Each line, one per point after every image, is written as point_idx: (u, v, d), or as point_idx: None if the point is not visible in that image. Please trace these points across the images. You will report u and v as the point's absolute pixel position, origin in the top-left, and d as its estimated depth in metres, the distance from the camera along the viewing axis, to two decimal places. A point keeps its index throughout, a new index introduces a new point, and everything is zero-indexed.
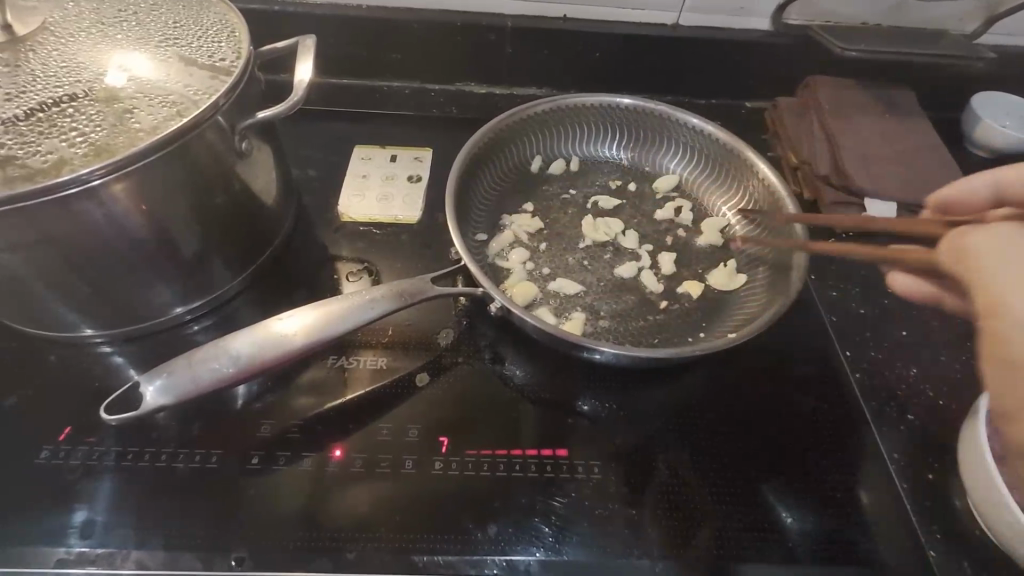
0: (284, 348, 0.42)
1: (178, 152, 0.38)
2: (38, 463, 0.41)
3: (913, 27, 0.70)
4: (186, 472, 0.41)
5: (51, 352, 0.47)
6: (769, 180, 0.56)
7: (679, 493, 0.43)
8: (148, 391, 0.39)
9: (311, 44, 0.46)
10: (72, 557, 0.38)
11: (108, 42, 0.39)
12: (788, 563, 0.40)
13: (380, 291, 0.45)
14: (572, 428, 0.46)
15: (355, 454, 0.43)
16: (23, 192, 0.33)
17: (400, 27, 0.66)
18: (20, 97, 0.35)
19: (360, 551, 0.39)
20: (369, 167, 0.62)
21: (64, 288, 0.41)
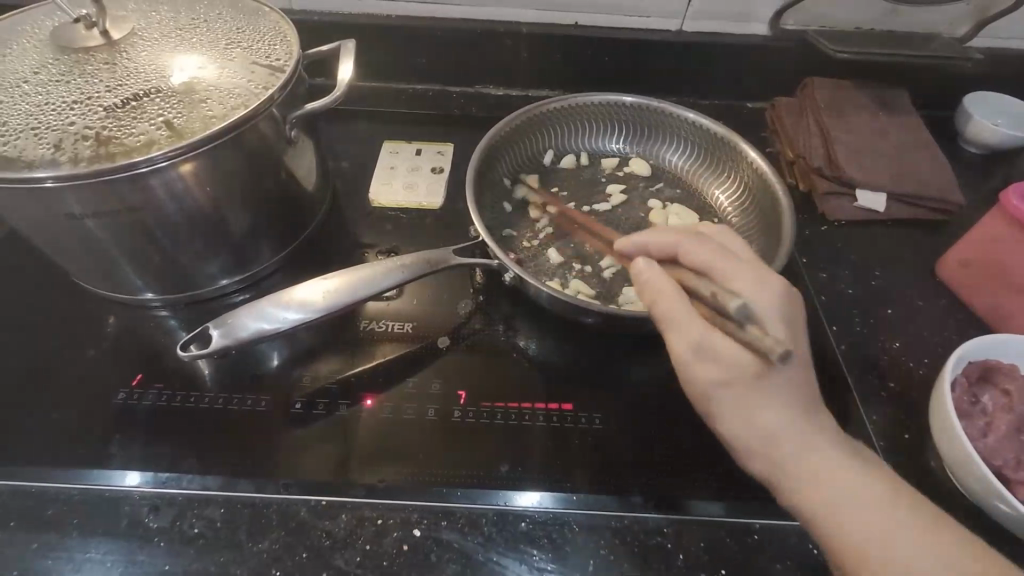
0: (325, 306, 0.48)
1: (242, 136, 0.45)
2: (116, 403, 0.48)
3: (904, 31, 0.74)
4: (242, 413, 0.48)
5: (123, 313, 0.54)
6: (760, 168, 0.61)
7: (674, 444, 0.48)
8: (215, 335, 0.46)
9: (352, 46, 0.53)
10: (147, 478, 0.44)
11: (186, 45, 0.46)
12: (771, 502, 0.45)
13: (408, 259, 0.51)
14: (577, 387, 0.51)
15: (385, 402, 0.49)
16: (121, 164, 0.40)
17: (425, 33, 0.73)
18: (118, 88, 0.43)
19: (390, 482, 0.44)
20: (396, 159, 0.69)
21: (140, 255, 0.48)
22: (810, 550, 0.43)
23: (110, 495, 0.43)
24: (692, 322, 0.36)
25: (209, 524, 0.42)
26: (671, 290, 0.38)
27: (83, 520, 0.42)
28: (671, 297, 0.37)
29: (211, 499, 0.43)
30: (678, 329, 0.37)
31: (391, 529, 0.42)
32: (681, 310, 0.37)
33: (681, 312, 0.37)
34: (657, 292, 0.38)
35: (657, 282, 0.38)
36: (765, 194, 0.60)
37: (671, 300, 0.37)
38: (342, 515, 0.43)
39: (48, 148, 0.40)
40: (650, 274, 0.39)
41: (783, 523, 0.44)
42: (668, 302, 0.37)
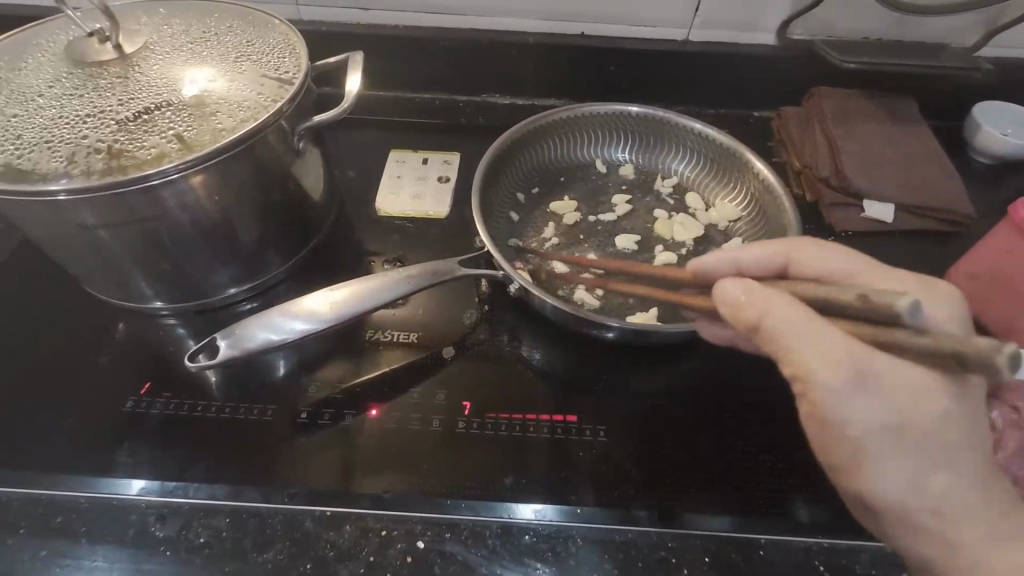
0: (332, 316, 0.48)
1: (251, 147, 0.45)
2: (125, 411, 0.48)
3: (912, 41, 0.74)
4: (248, 423, 0.48)
5: (132, 321, 0.55)
6: (767, 179, 0.61)
7: (679, 457, 0.48)
8: (223, 345, 0.46)
9: (360, 58, 0.53)
10: (154, 487, 0.44)
11: (197, 59, 0.47)
12: (777, 517, 0.44)
13: (414, 269, 0.52)
14: (582, 398, 0.51)
15: (390, 413, 0.49)
16: (133, 176, 0.40)
17: (432, 44, 0.73)
18: (130, 102, 0.43)
19: (395, 493, 0.44)
20: (403, 169, 0.69)
21: (150, 265, 0.49)
22: (815, 566, 0.42)
23: (118, 504, 0.43)
24: (835, 339, 0.32)
25: (215, 533, 0.42)
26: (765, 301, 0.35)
27: (91, 528, 0.42)
28: (775, 308, 0.34)
29: (217, 509, 0.43)
30: (819, 336, 0.33)
31: (395, 541, 0.42)
32: (791, 313, 0.34)
33: (810, 325, 0.33)
34: (755, 300, 0.35)
35: (751, 293, 0.36)
36: (772, 205, 0.60)
37: (771, 303, 0.35)
38: (346, 525, 0.43)
39: (61, 161, 0.40)
40: (734, 286, 0.37)
41: (789, 539, 0.43)
42: (782, 316, 0.34)
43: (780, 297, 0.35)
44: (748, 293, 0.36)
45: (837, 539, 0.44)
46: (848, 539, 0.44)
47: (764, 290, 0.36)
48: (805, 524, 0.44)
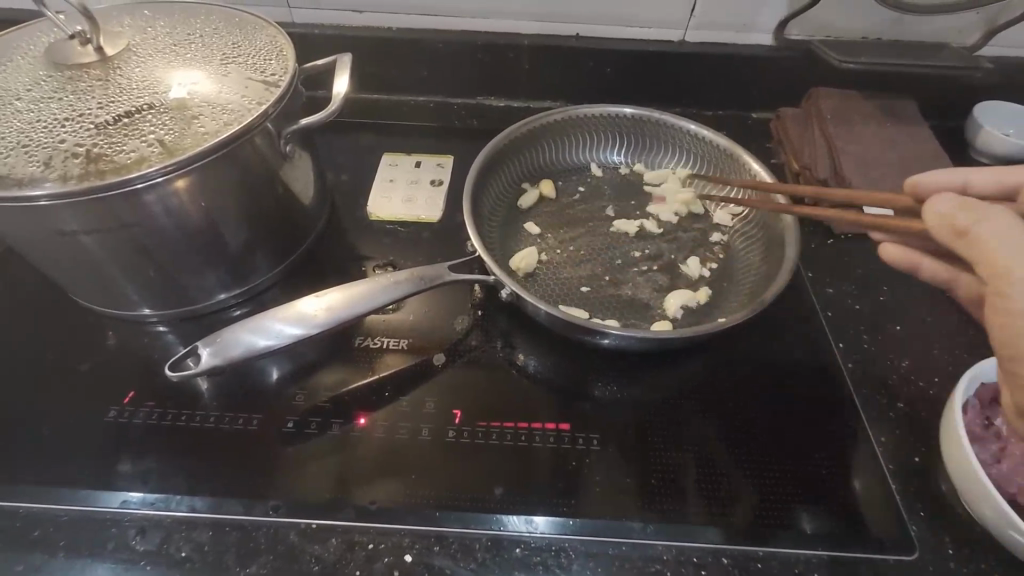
0: (318, 322, 0.47)
1: (235, 151, 0.44)
2: (107, 421, 0.47)
3: (913, 40, 0.73)
4: (230, 433, 0.47)
5: (118, 329, 0.54)
6: (764, 181, 0.60)
7: (673, 467, 0.46)
8: (204, 353, 0.45)
9: (347, 61, 0.53)
10: (133, 500, 0.43)
11: (180, 61, 0.46)
12: (783, 527, 0.43)
13: (402, 275, 0.51)
14: (575, 407, 0.50)
15: (379, 422, 0.48)
16: (110, 181, 0.39)
17: (426, 46, 0.73)
18: (110, 105, 0.42)
19: (380, 504, 0.43)
20: (395, 172, 0.68)
21: (133, 272, 0.48)
22: None
23: (96, 517, 0.42)
24: (1020, 228, 0.35)
25: (197, 547, 0.41)
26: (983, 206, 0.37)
27: (70, 542, 0.41)
28: (987, 218, 0.36)
29: (199, 522, 0.42)
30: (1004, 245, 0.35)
31: (382, 554, 0.41)
32: (1013, 223, 0.35)
33: (1014, 229, 0.35)
34: (968, 209, 0.37)
35: (969, 206, 0.37)
36: (768, 207, 0.59)
37: (979, 209, 0.37)
38: (331, 538, 0.42)
39: (38, 165, 0.40)
40: (945, 202, 0.38)
41: (789, 552, 0.42)
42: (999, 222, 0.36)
43: (1000, 211, 0.36)
44: (958, 206, 0.38)
45: (840, 552, 0.42)
46: (846, 552, 0.42)
47: (980, 203, 0.37)
48: (812, 535, 0.43)
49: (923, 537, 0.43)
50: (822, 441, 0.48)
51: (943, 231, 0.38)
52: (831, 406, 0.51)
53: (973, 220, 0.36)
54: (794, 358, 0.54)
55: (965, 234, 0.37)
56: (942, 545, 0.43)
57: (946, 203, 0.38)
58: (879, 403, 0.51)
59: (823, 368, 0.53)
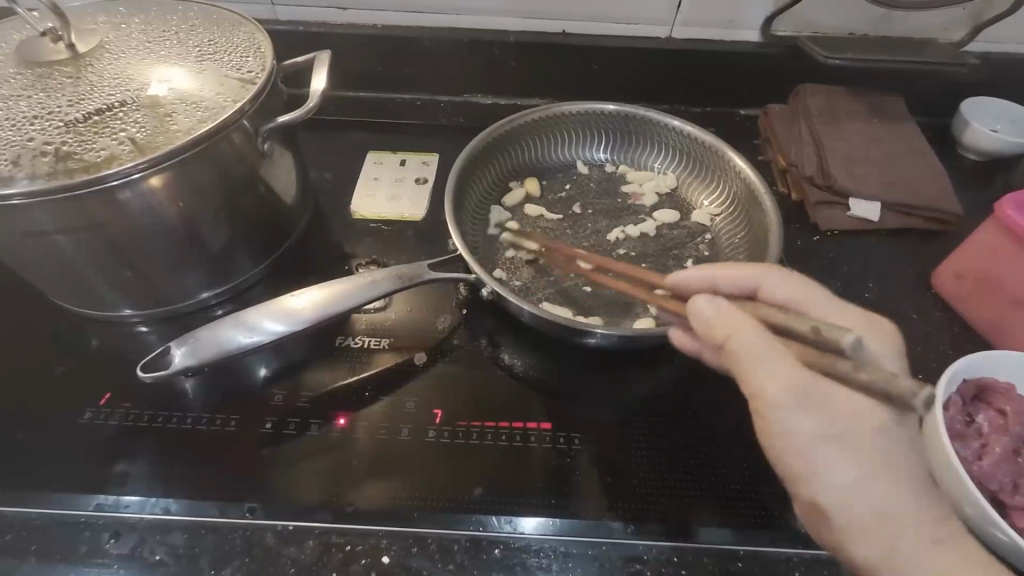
0: (295, 322, 0.47)
1: (209, 149, 0.44)
2: (83, 423, 0.47)
3: (900, 36, 0.73)
4: (208, 433, 0.46)
5: (96, 329, 0.53)
6: (748, 177, 0.60)
7: (655, 465, 0.46)
8: (178, 354, 0.45)
9: (326, 58, 0.52)
10: (108, 502, 0.43)
11: (154, 58, 0.46)
12: (774, 527, 0.43)
13: (382, 274, 0.50)
14: (557, 405, 0.49)
15: (358, 422, 0.47)
16: (80, 180, 0.39)
17: (411, 44, 0.72)
18: (80, 103, 0.42)
19: (358, 505, 0.43)
20: (380, 170, 0.68)
21: (108, 272, 0.47)
22: None
23: (69, 520, 0.42)
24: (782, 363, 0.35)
25: (171, 550, 0.40)
26: (741, 326, 0.37)
27: (42, 545, 0.41)
28: (739, 332, 0.37)
29: (174, 525, 0.42)
30: (762, 365, 0.35)
31: (358, 556, 0.41)
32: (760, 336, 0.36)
33: (760, 343, 0.36)
34: (723, 321, 0.38)
35: (721, 314, 0.38)
36: (751, 202, 0.59)
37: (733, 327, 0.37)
38: (308, 540, 0.41)
39: (6, 165, 0.39)
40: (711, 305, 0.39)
41: (768, 550, 0.42)
42: (746, 340, 0.36)
43: (753, 326, 0.37)
44: (718, 313, 0.38)
45: (822, 549, 0.42)
46: (827, 549, 0.42)
47: (732, 310, 0.38)
48: (802, 534, 0.43)
49: None
50: None
51: (707, 334, 0.39)
52: None
53: (738, 345, 0.37)
54: None
55: (722, 352, 0.38)
56: None
57: (704, 306, 0.39)
58: None
59: None
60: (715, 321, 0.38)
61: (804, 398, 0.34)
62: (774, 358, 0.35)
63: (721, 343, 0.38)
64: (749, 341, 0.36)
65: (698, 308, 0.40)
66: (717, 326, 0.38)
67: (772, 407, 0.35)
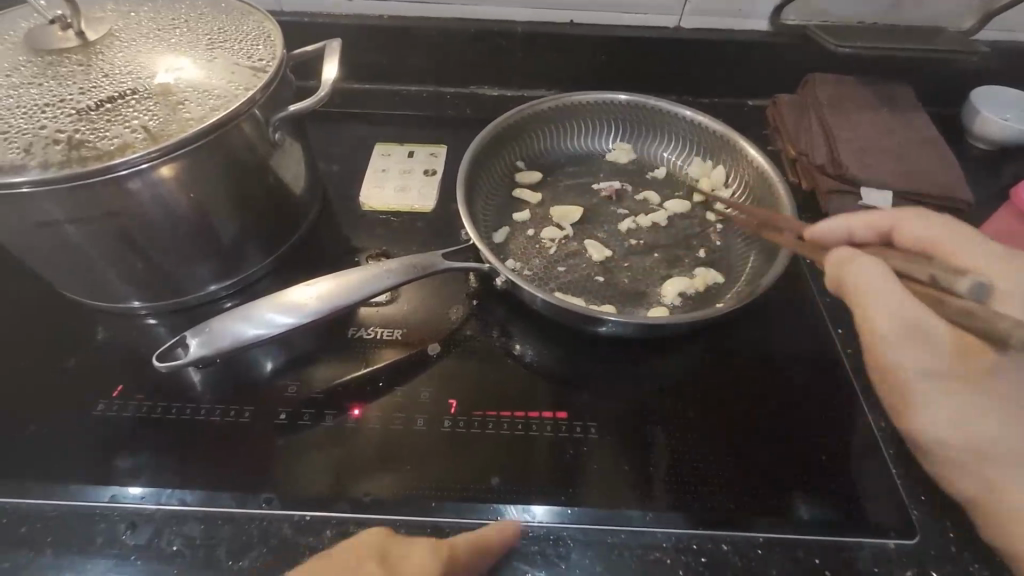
0: (308, 312, 0.46)
1: (222, 138, 0.43)
2: (95, 415, 0.47)
3: (909, 24, 0.72)
4: (222, 425, 0.46)
5: (106, 322, 0.53)
6: (760, 166, 0.60)
7: (672, 454, 0.46)
8: (191, 344, 0.44)
9: (337, 46, 0.52)
10: (123, 494, 0.42)
11: (164, 46, 0.45)
12: (780, 514, 0.43)
13: (395, 263, 0.50)
14: (572, 395, 0.49)
15: (373, 412, 0.47)
16: (94, 168, 0.38)
17: (418, 35, 0.72)
18: (91, 91, 0.41)
19: (375, 495, 0.43)
20: (388, 162, 0.67)
21: (120, 263, 0.47)
22: (815, 565, 0.41)
23: (84, 512, 0.41)
24: (896, 291, 0.37)
25: (188, 541, 0.40)
26: (868, 271, 0.38)
27: (58, 536, 0.40)
28: (869, 273, 0.38)
29: (190, 516, 0.41)
30: (879, 297, 0.37)
31: None
32: (874, 271, 0.38)
33: (883, 286, 0.37)
34: (855, 271, 0.38)
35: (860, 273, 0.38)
36: (764, 191, 0.59)
37: (863, 267, 0.38)
38: (325, 530, 0.41)
39: (17, 153, 0.39)
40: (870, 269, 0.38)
41: (788, 538, 0.42)
42: (879, 281, 0.37)
43: (876, 266, 0.38)
44: (851, 258, 0.39)
45: (841, 537, 0.42)
46: (846, 537, 0.42)
47: (873, 266, 0.38)
48: (807, 521, 0.43)
49: (923, 521, 0.43)
50: (822, 428, 0.48)
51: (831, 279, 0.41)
52: (831, 392, 0.50)
53: (852, 282, 0.39)
54: (793, 344, 0.53)
55: (849, 294, 0.39)
56: (942, 528, 0.43)
57: (840, 253, 0.40)
58: (877, 387, 0.51)
59: (823, 355, 0.53)
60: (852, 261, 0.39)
61: (930, 347, 0.37)
62: (892, 302, 0.37)
63: (845, 289, 0.39)
64: (872, 279, 0.37)
65: (835, 256, 0.40)
66: (841, 277, 0.40)
67: (890, 356, 0.39)
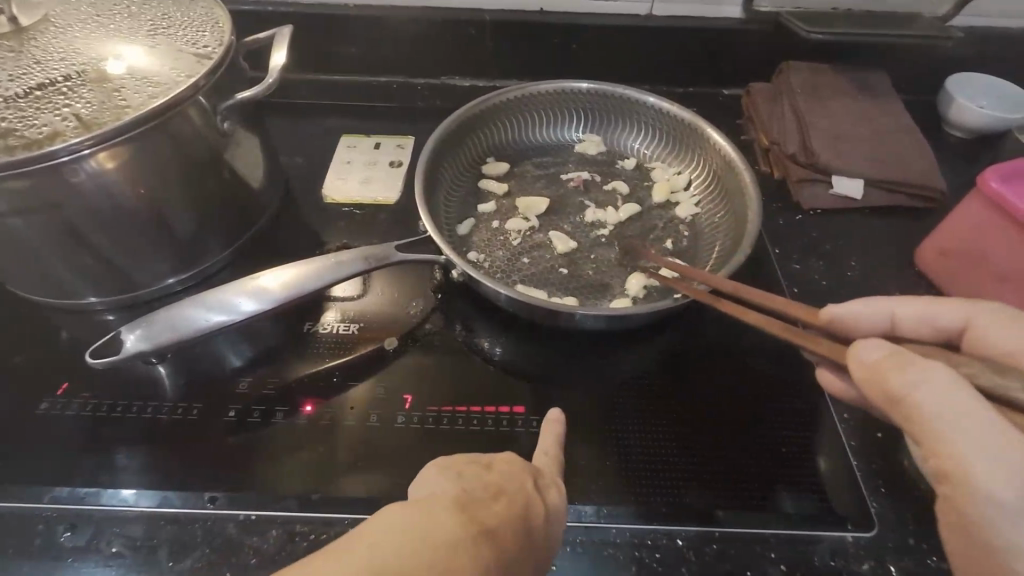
0: (255, 305, 0.45)
1: (162, 127, 0.42)
2: (39, 414, 0.45)
3: (884, 11, 0.71)
4: (170, 422, 0.45)
5: (55, 318, 0.51)
6: (728, 154, 0.58)
7: (630, 447, 0.45)
8: (131, 338, 0.43)
9: (288, 33, 0.50)
10: (65, 494, 0.41)
11: (103, 32, 0.44)
12: (765, 510, 0.42)
13: (347, 254, 0.48)
14: (532, 389, 0.48)
15: (326, 409, 0.46)
16: (20, 157, 0.37)
17: (384, 24, 0.70)
18: (22, 78, 0.40)
19: (323, 494, 0.42)
20: (354, 154, 0.66)
21: (62, 257, 0.45)
22: (771, 559, 0.40)
23: (23, 513, 0.40)
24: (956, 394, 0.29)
25: (129, 542, 0.39)
26: (915, 366, 0.30)
27: None
28: (928, 381, 0.30)
29: (133, 516, 0.40)
30: (943, 415, 0.29)
31: (324, 545, 0.40)
32: (894, 352, 0.31)
33: (951, 397, 0.29)
34: (900, 369, 0.31)
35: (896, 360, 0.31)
36: (731, 179, 0.58)
37: (910, 371, 0.30)
38: (271, 530, 0.40)
39: None
40: (871, 348, 0.32)
41: (746, 531, 0.41)
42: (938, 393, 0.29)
43: (932, 368, 0.30)
44: (888, 357, 0.31)
45: (799, 530, 0.41)
46: (804, 530, 0.41)
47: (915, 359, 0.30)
48: (794, 516, 0.42)
49: (883, 513, 0.42)
50: (785, 419, 0.47)
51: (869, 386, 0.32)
52: (795, 383, 0.49)
53: (903, 387, 0.30)
54: (759, 335, 0.53)
55: (899, 404, 0.31)
56: (902, 521, 0.42)
57: (874, 352, 0.32)
58: None
59: (788, 346, 0.52)
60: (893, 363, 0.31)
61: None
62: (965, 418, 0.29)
63: (892, 395, 0.31)
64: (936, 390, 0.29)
65: (862, 356, 0.32)
66: (884, 376, 0.31)
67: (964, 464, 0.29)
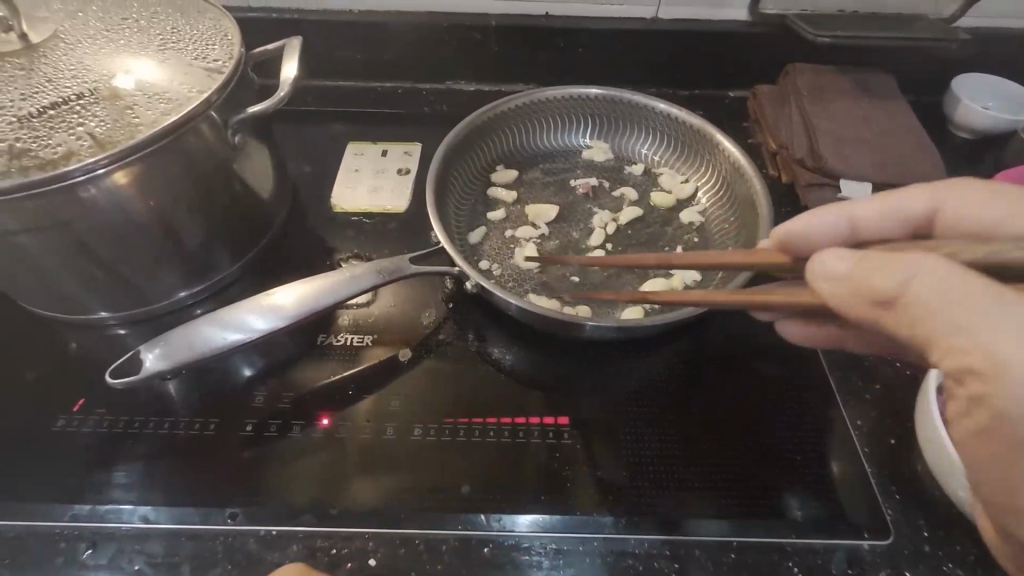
0: (271, 321, 0.45)
1: (174, 143, 0.42)
2: (55, 431, 0.45)
3: (889, 12, 0.71)
4: (187, 438, 0.45)
5: (68, 333, 0.51)
6: (738, 160, 0.59)
7: (648, 457, 0.45)
8: (149, 357, 0.43)
9: (298, 44, 0.50)
10: (84, 512, 0.41)
11: (113, 47, 0.44)
12: (783, 519, 0.42)
13: (362, 268, 0.49)
14: (547, 399, 0.48)
15: (342, 422, 0.46)
16: (36, 178, 0.37)
17: (389, 30, 0.70)
18: (35, 96, 0.40)
19: (343, 508, 0.42)
20: (361, 161, 0.66)
21: (75, 274, 0.45)
22: (789, 568, 0.40)
23: (44, 532, 0.40)
24: (951, 268, 0.27)
25: (150, 559, 0.39)
26: (890, 260, 0.29)
27: (16, 558, 0.39)
28: (916, 272, 0.28)
29: (153, 532, 0.40)
30: (943, 305, 0.27)
31: (345, 559, 0.40)
32: (941, 267, 0.27)
33: (945, 282, 0.27)
34: (866, 272, 0.29)
35: (860, 264, 0.30)
36: (741, 185, 0.58)
37: (896, 266, 0.29)
38: (292, 545, 0.40)
39: None
40: (838, 258, 0.30)
41: (764, 541, 0.41)
42: (930, 282, 0.28)
43: (916, 257, 0.28)
44: (856, 263, 0.30)
45: (815, 538, 0.42)
46: (821, 538, 0.42)
47: (867, 255, 0.30)
48: (807, 523, 0.42)
49: (898, 520, 0.43)
50: (799, 427, 0.47)
51: (845, 305, 0.30)
52: (808, 390, 0.50)
53: (892, 285, 0.29)
54: (771, 342, 0.53)
55: (893, 303, 0.29)
56: (917, 528, 0.43)
57: (831, 264, 0.30)
58: (855, 384, 0.50)
59: (800, 353, 0.52)
60: (859, 275, 0.30)
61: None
62: (957, 300, 0.27)
63: (880, 298, 0.29)
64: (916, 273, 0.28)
65: (823, 268, 0.30)
66: (861, 281, 0.29)
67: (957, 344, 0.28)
